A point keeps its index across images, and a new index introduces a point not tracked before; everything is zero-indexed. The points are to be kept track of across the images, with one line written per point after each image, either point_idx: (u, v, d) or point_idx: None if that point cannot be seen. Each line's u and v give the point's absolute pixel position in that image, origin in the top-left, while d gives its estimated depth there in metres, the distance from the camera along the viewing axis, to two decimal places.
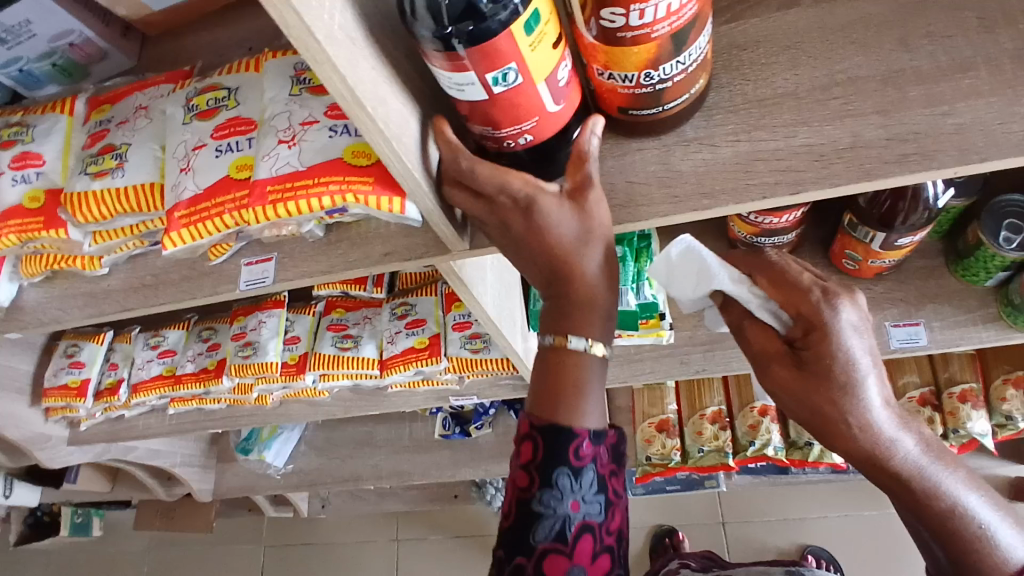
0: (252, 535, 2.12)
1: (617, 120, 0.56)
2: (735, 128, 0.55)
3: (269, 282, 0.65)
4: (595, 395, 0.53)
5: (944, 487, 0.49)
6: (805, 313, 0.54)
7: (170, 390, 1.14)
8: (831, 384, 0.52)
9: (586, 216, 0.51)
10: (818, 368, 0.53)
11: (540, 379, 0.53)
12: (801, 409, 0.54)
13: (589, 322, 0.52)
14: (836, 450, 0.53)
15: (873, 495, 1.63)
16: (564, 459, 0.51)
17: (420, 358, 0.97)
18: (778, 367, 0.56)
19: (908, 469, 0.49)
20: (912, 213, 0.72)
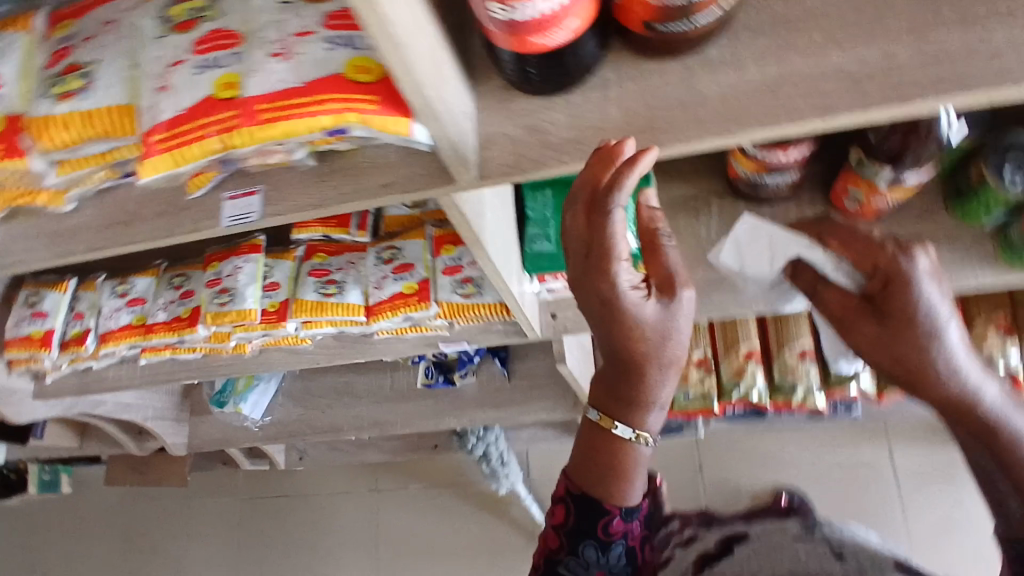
0: (226, 487, 2.08)
1: (638, 37, 0.52)
2: (761, 50, 0.52)
3: (254, 218, 0.61)
4: (640, 471, 0.64)
5: (1013, 421, 0.60)
6: (891, 273, 0.66)
7: (141, 339, 1.09)
8: (915, 330, 0.64)
9: (677, 322, 0.59)
10: (901, 318, 0.65)
11: (592, 460, 0.64)
12: (881, 355, 0.66)
13: (642, 413, 0.62)
14: (916, 391, 0.64)
15: (845, 438, 1.69)
16: (592, 534, 0.64)
17: (409, 304, 0.94)
18: (857, 317, 0.70)
19: (992, 410, 0.60)
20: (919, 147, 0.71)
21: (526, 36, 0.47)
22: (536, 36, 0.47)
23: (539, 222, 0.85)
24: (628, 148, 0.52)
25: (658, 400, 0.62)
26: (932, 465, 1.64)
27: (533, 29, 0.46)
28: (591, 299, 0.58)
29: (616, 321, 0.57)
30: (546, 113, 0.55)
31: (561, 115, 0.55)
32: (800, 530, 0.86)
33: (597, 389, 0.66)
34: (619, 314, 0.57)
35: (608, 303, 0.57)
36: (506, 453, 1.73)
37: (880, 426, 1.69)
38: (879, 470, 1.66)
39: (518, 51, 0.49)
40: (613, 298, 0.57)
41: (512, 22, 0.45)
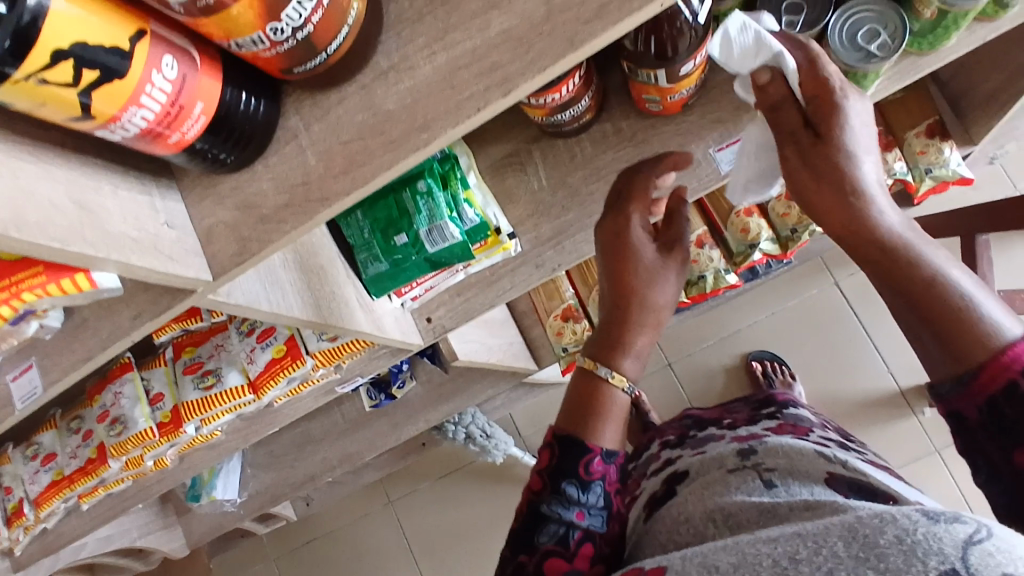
0: (254, 557, 2.10)
1: (297, 78, 0.48)
2: (425, 39, 0.48)
3: (40, 390, 0.58)
4: (621, 421, 0.69)
5: (926, 254, 0.52)
6: (820, 92, 0.57)
7: (70, 491, 1.04)
8: (835, 151, 0.55)
9: (671, 268, 0.70)
10: (828, 140, 0.56)
11: (578, 393, 0.69)
12: (801, 180, 0.57)
13: (619, 355, 0.69)
14: (829, 215, 0.55)
15: (792, 285, 1.70)
16: (573, 471, 0.66)
17: (286, 367, 0.91)
18: (789, 146, 0.59)
19: (898, 238, 0.53)
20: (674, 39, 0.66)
21: (160, 143, 0.44)
22: (175, 136, 0.44)
23: (362, 246, 0.82)
24: (337, 196, 0.50)
25: (636, 349, 0.69)
26: None
27: (160, 135, 0.43)
28: (605, 238, 0.72)
29: (624, 242, 0.70)
30: (252, 185, 0.51)
31: (267, 182, 0.51)
32: (757, 481, 0.63)
33: (587, 344, 0.73)
34: (626, 238, 0.70)
35: (619, 234, 0.71)
36: (488, 426, 1.75)
37: (820, 261, 1.69)
38: (833, 302, 1.68)
39: (178, 151, 0.46)
40: (622, 230, 0.70)
41: (132, 139, 0.42)
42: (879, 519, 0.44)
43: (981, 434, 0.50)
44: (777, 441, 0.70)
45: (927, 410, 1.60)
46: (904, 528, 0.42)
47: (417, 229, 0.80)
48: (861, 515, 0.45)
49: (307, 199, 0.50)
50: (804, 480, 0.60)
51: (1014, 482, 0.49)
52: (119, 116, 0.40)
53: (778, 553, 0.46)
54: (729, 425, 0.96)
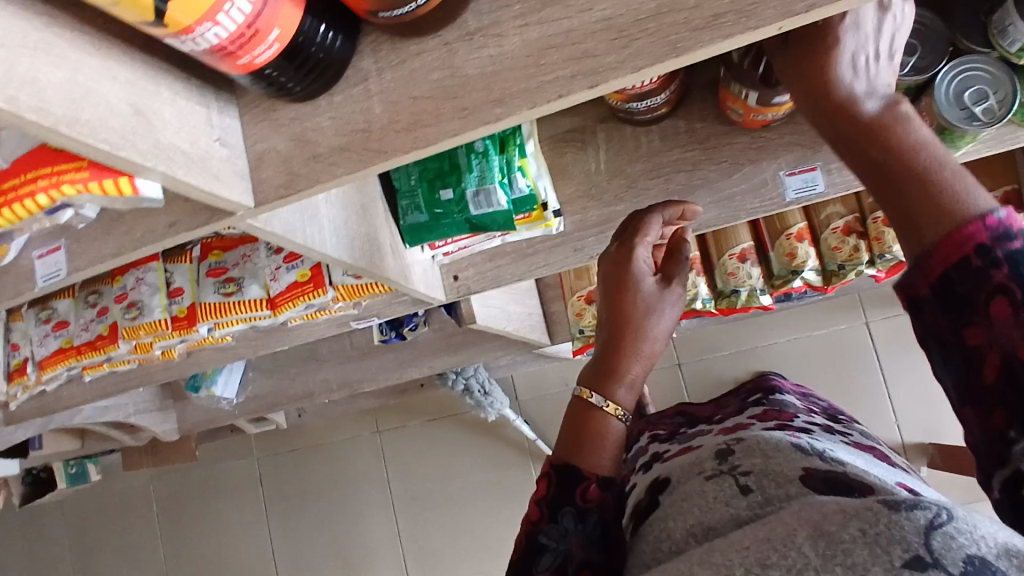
0: (240, 452, 2.17)
1: (380, 21, 0.46)
2: (521, 8, 0.45)
3: (64, 274, 0.58)
4: (612, 446, 0.71)
5: (904, 122, 0.49)
6: None
7: (76, 361, 1.06)
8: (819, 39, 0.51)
9: (668, 300, 0.73)
10: (807, 35, 0.52)
11: (571, 424, 0.72)
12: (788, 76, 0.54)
13: (612, 386, 0.72)
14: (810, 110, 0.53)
15: (822, 315, 1.66)
16: (569, 500, 0.67)
17: (306, 293, 0.91)
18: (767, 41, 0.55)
19: (875, 115, 0.50)
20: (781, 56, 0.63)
21: (229, 61, 0.42)
22: (245, 57, 0.42)
23: (406, 193, 0.80)
24: (394, 151, 0.48)
25: (629, 376, 0.72)
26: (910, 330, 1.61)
27: (230, 54, 0.41)
28: (608, 268, 0.75)
29: (625, 276, 0.73)
30: (311, 120, 0.50)
31: (327, 120, 0.49)
32: (734, 489, 0.59)
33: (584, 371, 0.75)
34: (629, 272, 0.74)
35: (623, 265, 0.74)
36: (488, 383, 1.77)
37: (856, 299, 1.64)
38: (858, 341, 1.64)
39: (245, 73, 0.44)
40: (626, 261, 0.74)
41: (202, 53, 0.41)
42: (843, 514, 0.43)
43: (928, 310, 0.48)
44: (755, 437, 0.66)
45: (924, 469, 1.58)
46: (866, 520, 0.42)
47: (464, 187, 0.78)
48: (827, 511, 0.44)
49: (364, 148, 0.48)
50: (779, 481, 0.57)
51: (963, 362, 0.47)
52: (193, 27, 0.38)
53: (748, 561, 0.44)
54: (719, 420, 0.90)
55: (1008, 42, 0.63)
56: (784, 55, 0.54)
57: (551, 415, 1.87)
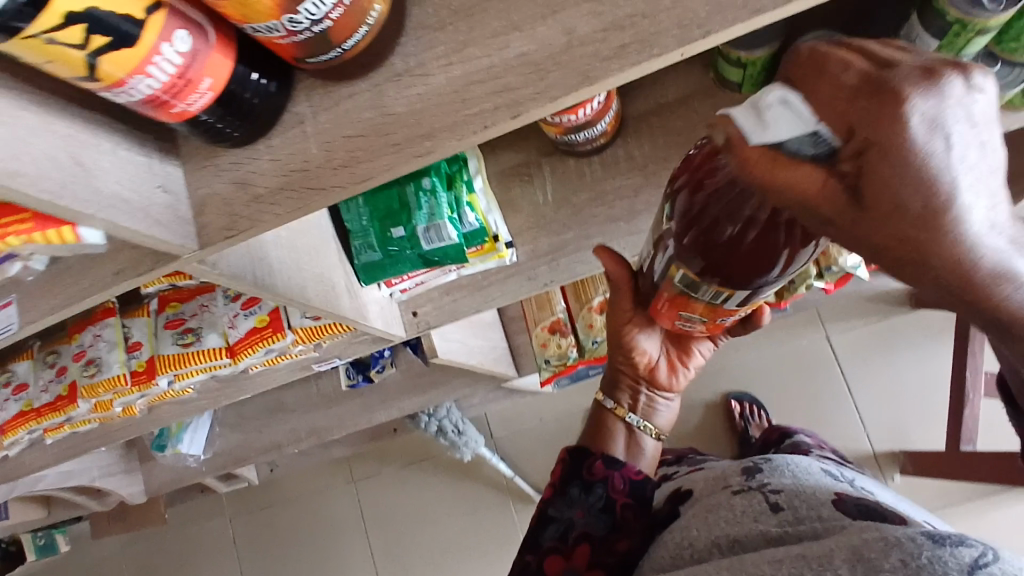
0: (212, 512, 2.10)
1: (311, 68, 0.48)
2: (443, 49, 0.48)
3: (16, 329, 0.59)
4: (624, 439, 0.83)
5: None
6: (859, 129, 0.36)
7: (35, 424, 1.05)
8: (911, 206, 0.36)
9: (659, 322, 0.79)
10: (889, 198, 0.36)
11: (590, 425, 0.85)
12: (867, 242, 0.38)
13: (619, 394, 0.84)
14: (905, 276, 0.39)
15: (783, 332, 1.69)
16: (576, 477, 0.78)
17: (266, 337, 0.92)
18: (824, 202, 0.38)
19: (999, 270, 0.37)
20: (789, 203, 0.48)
21: (164, 110, 0.44)
22: (179, 106, 0.44)
23: (360, 233, 0.82)
24: (332, 187, 0.50)
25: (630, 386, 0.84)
26: (869, 341, 1.65)
27: (167, 102, 0.43)
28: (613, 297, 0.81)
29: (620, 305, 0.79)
30: (251, 163, 0.52)
31: (266, 162, 0.51)
32: (763, 505, 0.64)
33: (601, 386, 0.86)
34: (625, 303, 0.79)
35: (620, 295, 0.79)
36: (462, 423, 1.75)
37: (814, 313, 1.68)
38: (820, 355, 1.68)
39: (179, 121, 0.46)
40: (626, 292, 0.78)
41: (136, 104, 0.43)
42: (884, 542, 0.48)
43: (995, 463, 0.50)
44: (784, 464, 0.71)
45: (897, 478, 1.60)
46: (908, 551, 0.46)
47: (415, 225, 0.80)
48: (866, 538, 0.50)
49: (303, 187, 0.50)
50: (811, 502, 0.61)
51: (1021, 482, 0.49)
52: (126, 80, 0.40)
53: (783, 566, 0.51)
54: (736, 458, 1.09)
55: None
56: (855, 219, 0.38)
57: (528, 450, 1.86)
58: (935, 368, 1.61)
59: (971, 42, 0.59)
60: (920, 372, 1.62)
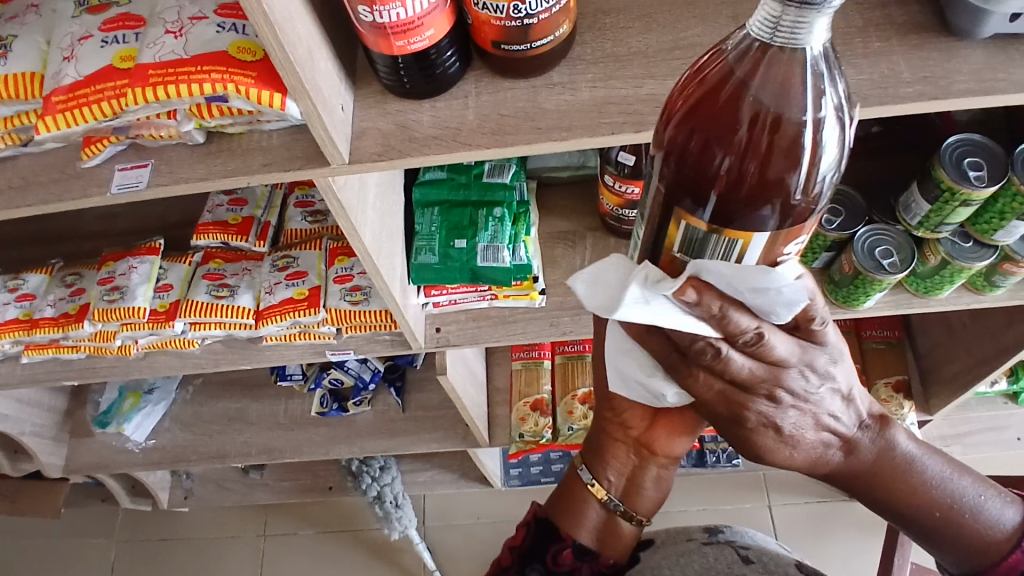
0: (101, 529, 1.93)
1: (492, 57, 0.62)
2: (593, 77, 0.63)
3: (143, 187, 0.63)
4: (591, 527, 0.81)
5: (769, 417, 0.51)
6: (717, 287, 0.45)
7: (25, 335, 1.04)
8: (693, 364, 0.49)
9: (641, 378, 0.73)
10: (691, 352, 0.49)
11: (559, 487, 0.85)
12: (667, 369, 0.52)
13: (601, 466, 0.81)
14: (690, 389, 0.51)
15: (729, 490, 1.75)
16: (541, 559, 0.78)
17: (298, 309, 0.97)
18: (682, 365, 0.50)
19: (737, 409, 0.51)
20: (791, 96, 0.41)
21: (389, 40, 0.56)
22: (402, 38, 0.56)
23: (425, 236, 0.92)
24: (477, 145, 0.62)
25: (614, 459, 0.81)
26: (807, 522, 1.70)
27: (397, 34, 0.55)
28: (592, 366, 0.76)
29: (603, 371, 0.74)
30: (414, 114, 0.64)
31: (427, 116, 0.64)
32: (735, 555, 0.81)
33: (586, 454, 0.84)
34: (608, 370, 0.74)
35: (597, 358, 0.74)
36: (402, 496, 1.67)
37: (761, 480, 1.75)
38: (761, 521, 1.71)
39: (386, 55, 0.58)
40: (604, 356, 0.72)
41: (377, 25, 0.55)
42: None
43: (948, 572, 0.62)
44: (739, 528, 0.88)
45: None
46: None
47: (477, 241, 0.93)
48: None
49: (453, 139, 0.62)
50: (777, 561, 0.80)
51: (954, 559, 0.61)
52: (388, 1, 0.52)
53: None
54: None
55: (910, 215, 0.84)
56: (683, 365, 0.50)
57: (454, 546, 1.78)
58: (866, 562, 1.64)
59: (954, 210, 0.78)
60: (849, 569, 1.64)
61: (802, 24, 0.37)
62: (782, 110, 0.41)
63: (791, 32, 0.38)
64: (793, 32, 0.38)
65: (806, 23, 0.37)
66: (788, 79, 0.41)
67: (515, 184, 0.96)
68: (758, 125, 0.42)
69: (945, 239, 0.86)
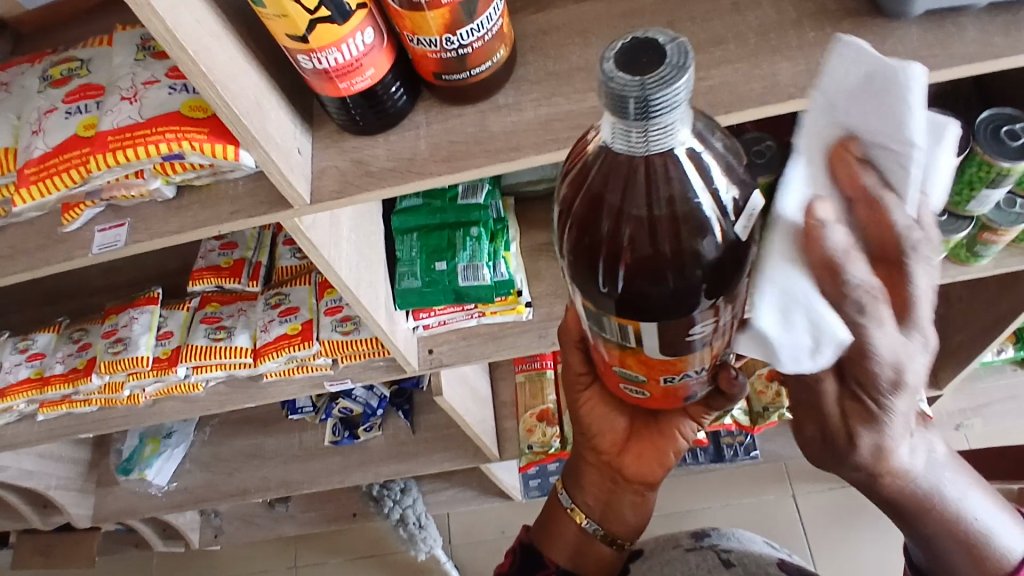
0: (139, 573, 1.98)
1: (437, 88, 0.64)
2: (537, 96, 0.65)
3: (121, 245, 0.66)
4: (574, 553, 0.82)
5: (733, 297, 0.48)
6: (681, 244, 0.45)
7: (38, 393, 1.08)
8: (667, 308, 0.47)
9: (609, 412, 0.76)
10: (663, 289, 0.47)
11: (544, 511, 0.87)
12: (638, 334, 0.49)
13: (578, 491, 0.83)
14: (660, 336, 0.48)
15: (752, 483, 1.74)
16: None
17: (293, 344, 1.00)
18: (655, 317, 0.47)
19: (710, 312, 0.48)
20: (666, 183, 0.42)
21: (332, 83, 0.58)
22: (345, 80, 0.58)
23: (406, 262, 0.94)
24: (432, 174, 0.64)
25: (589, 487, 0.82)
26: (833, 509, 1.68)
27: (339, 77, 0.58)
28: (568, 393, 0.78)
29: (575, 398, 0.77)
30: (369, 150, 0.66)
31: (382, 150, 0.66)
32: (716, 560, 0.82)
33: (566, 479, 0.85)
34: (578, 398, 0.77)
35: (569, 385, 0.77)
36: (424, 517, 1.69)
37: (782, 470, 1.74)
38: (786, 512, 1.69)
39: (334, 97, 0.61)
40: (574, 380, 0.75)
41: (318, 71, 0.57)
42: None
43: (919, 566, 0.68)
44: (728, 530, 0.89)
45: None
46: None
47: (457, 262, 0.94)
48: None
49: (408, 170, 0.64)
50: (758, 563, 0.80)
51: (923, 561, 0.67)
52: (324, 48, 0.55)
53: None
54: None
55: None
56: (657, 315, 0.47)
57: (481, 563, 1.79)
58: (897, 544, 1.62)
59: None
60: (880, 554, 1.62)
61: (663, 129, 0.38)
62: (672, 193, 0.43)
63: (650, 141, 0.39)
64: (653, 140, 0.38)
65: (663, 130, 0.38)
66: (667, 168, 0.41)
67: (489, 202, 0.98)
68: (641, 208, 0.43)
69: None
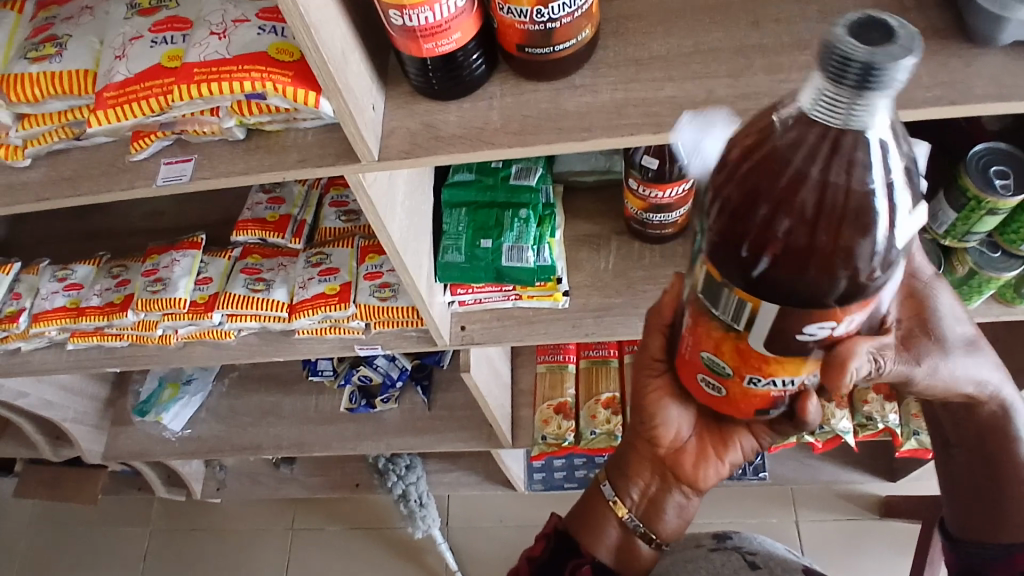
0: (138, 517, 2.01)
1: (516, 60, 0.65)
2: (614, 79, 0.65)
3: (185, 180, 0.67)
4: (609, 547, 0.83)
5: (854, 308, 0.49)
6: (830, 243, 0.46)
7: (72, 323, 1.10)
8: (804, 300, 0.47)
9: (675, 412, 0.76)
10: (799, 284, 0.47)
11: (581, 501, 0.88)
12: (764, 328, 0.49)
13: (622, 482, 0.84)
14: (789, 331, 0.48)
15: (756, 504, 1.73)
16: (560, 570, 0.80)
17: (329, 304, 1.01)
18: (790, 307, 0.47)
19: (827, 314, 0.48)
20: (847, 165, 0.43)
21: (417, 42, 0.59)
22: (430, 41, 0.59)
23: (452, 235, 0.95)
24: (501, 145, 0.64)
25: (636, 481, 0.84)
26: (836, 540, 1.67)
27: (425, 37, 0.58)
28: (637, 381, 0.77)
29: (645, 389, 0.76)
30: (441, 114, 0.66)
31: (453, 117, 0.66)
32: (741, 561, 0.82)
33: (611, 471, 0.86)
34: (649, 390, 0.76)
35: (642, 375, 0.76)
36: (427, 496, 1.69)
37: (789, 495, 1.73)
38: (788, 537, 1.68)
39: (415, 57, 0.61)
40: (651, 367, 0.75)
41: (406, 29, 0.57)
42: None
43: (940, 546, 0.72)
44: (750, 535, 0.89)
45: None
46: None
47: (502, 241, 0.95)
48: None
49: (478, 138, 0.65)
50: (785, 568, 0.81)
51: None
52: (416, 6, 0.55)
53: None
54: None
55: (937, 225, 0.82)
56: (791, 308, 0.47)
57: (477, 548, 1.80)
58: None
59: (981, 219, 0.78)
60: None
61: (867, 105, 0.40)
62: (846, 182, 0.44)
63: (850, 112, 0.40)
64: (855, 114, 0.40)
65: (865, 106, 0.40)
66: (851, 151, 0.43)
67: (540, 186, 0.98)
68: (806, 191, 0.45)
69: (973, 248, 0.86)
